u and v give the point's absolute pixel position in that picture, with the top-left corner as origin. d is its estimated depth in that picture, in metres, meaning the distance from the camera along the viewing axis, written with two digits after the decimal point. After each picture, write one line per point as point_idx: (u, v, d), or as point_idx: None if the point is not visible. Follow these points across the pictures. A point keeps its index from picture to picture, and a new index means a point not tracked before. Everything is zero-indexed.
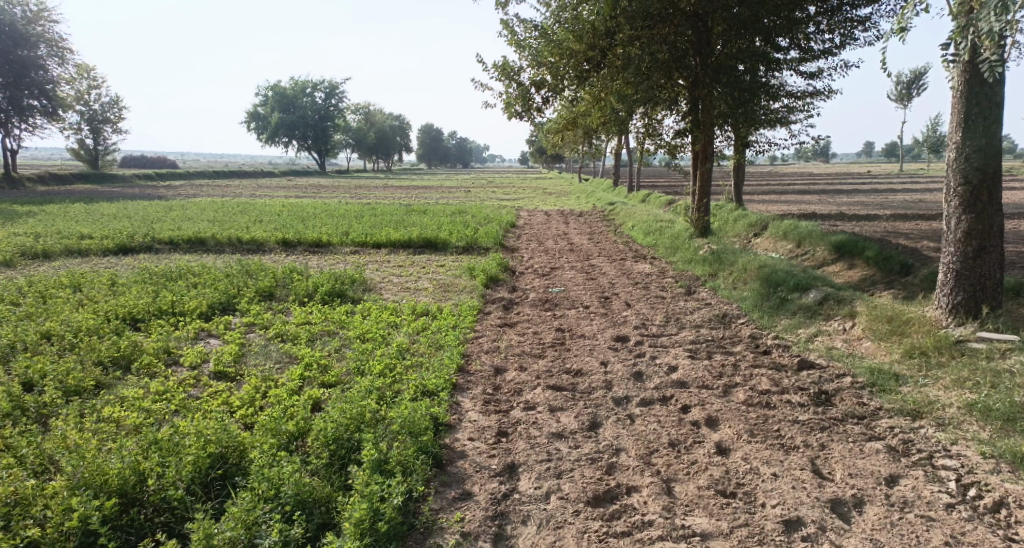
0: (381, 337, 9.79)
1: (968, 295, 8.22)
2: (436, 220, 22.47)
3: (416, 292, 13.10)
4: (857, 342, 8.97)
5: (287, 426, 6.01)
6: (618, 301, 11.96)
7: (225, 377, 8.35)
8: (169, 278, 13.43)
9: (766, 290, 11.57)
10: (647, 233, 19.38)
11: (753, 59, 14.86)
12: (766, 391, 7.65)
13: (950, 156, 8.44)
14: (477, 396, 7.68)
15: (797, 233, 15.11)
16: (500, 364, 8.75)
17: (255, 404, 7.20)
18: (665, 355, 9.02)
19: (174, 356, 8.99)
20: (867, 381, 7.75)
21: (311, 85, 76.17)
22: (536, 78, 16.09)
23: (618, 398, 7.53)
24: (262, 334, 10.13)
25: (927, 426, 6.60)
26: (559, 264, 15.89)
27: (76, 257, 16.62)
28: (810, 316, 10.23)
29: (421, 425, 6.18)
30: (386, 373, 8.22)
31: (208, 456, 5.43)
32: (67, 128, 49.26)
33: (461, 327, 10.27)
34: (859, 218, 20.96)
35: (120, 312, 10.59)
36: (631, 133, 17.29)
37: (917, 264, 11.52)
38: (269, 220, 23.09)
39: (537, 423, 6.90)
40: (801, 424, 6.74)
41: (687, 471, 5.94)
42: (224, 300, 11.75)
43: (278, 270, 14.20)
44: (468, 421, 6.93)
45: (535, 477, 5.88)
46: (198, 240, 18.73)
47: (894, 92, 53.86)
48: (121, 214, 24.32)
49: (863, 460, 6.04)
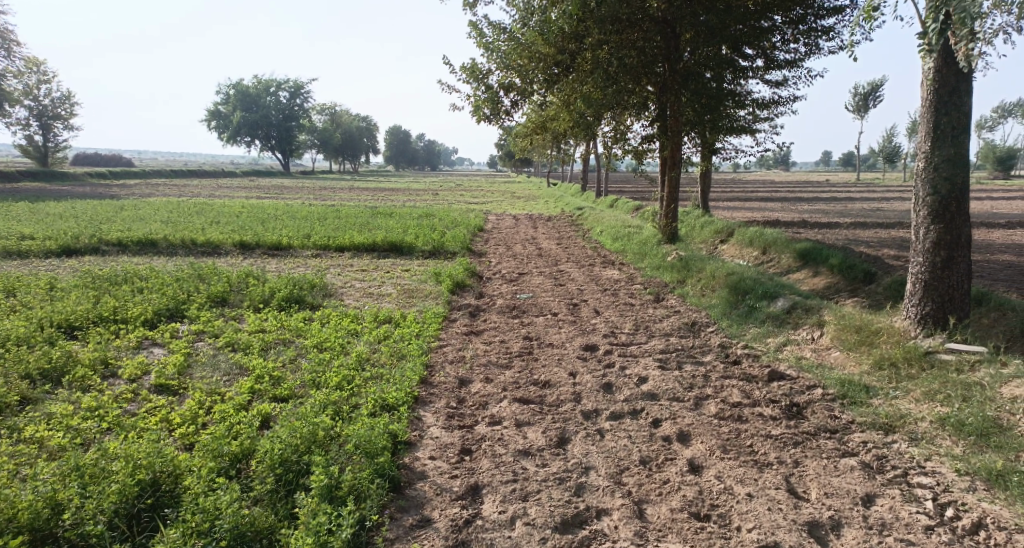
0: (340, 346, 9.38)
1: (936, 305, 8.08)
2: (401, 223, 22.04)
3: (378, 297, 12.68)
4: (826, 351, 8.82)
5: (230, 448, 5.64)
6: (586, 309, 11.71)
7: (167, 391, 7.97)
8: (114, 282, 12.80)
9: (735, 298, 11.43)
10: (615, 238, 19.23)
11: (720, 65, 14.76)
12: (738, 404, 7.44)
13: (919, 166, 8.36)
14: (440, 410, 7.34)
15: (763, 239, 15.05)
16: (464, 375, 8.41)
17: (197, 421, 6.85)
18: (635, 365, 8.78)
19: (112, 367, 8.61)
20: (838, 392, 7.58)
21: (275, 84, 74.87)
22: (504, 80, 15.79)
23: (587, 412, 7.25)
24: (212, 342, 9.68)
25: (900, 441, 6.44)
26: (527, 270, 15.60)
27: (16, 259, 15.84)
28: (779, 325, 10.08)
29: (378, 445, 5.84)
30: (343, 386, 7.83)
31: (136, 483, 5.04)
32: (15, 123, 47.54)
33: (424, 335, 9.91)
34: (820, 225, 21.11)
35: (56, 319, 10.08)
36: (599, 139, 17.11)
37: (880, 272, 11.49)
38: (226, 221, 22.43)
39: (502, 439, 6.59)
40: (774, 439, 6.54)
41: (659, 491, 5.69)
42: (172, 306, 11.22)
43: (232, 274, 13.65)
44: (429, 438, 6.58)
45: (499, 501, 5.56)
46: (149, 242, 18.02)
47: (851, 102, 54.86)
48: (69, 214, 23.38)
49: (838, 478, 5.85)
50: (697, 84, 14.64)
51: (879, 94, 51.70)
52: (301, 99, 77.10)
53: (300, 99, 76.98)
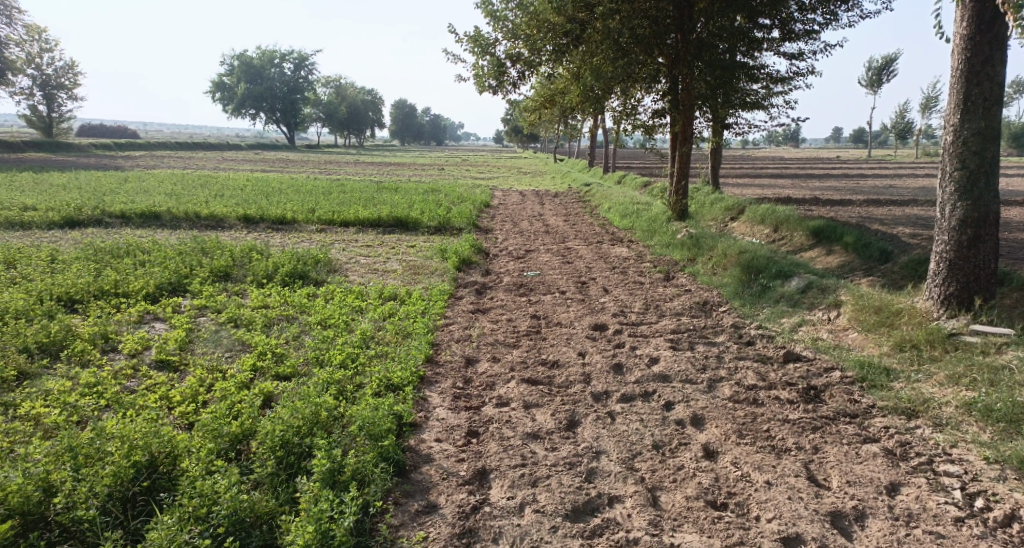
0: (345, 323, 9.18)
1: (961, 286, 7.78)
2: (407, 198, 21.72)
3: (383, 273, 12.46)
4: (843, 333, 8.57)
5: (230, 428, 5.45)
6: (595, 287, 11.46)
7: (168, 367, 7.80)
8: (115, 255, 12.60)
9: (747, 277, 11.16)
10: (624, 215, 18.90)
11: (735, 37, 14.32)
12: (753, 386, 7.21)
13: (947, 140, 8.02)
14: (446, 390, 7.14)
15: (775, 217, 14.71)
16: (471, 354, 8.21)
17: (197, 400, 6.68)
18: (645, 345, 8.55)
19: (113, 342, 8.47)
20: (857, 375, 7.34)
21: (280, 56, 74.04)
22: (511, 51, 15.45)
23: (597, 394, 7.05)
24: (214, 318, 9.50)
25: (924, 427, 6.20)
26: (534, 247, 15.33)
27: (18, 230, 15.69)
28: (793, 305, 9.83)
29: (382, 427, 5.65)
30: (347, 364, 7.67)
31: (132, 465, 4.85)
32: (18, 93, 47.20)
33: (431, 313, 9.70)
34: (832, 203, 20.73)
35: (55, 292, 9.91)
36: (609, 113, 16.74)
37: (897, 252, 11.20)
38: (230, 194, 22.13)
39: (510, 422, 6.40)
40: (791, 424, 6.32)
41: (674, 478, 5.49)
42: (174, 281, 11.04)
43: (235, 248, 13.42)
44: (436, 420, 6.41)
45: (507, 486, 5.37)
46: (152, 215, 17.80)
47: (863, 78, 53.93)
48: (72, 185, 23.14)
49: (860, 465, 5.63)
50: (711, 56, 14.19)
51: (894, 68, 50.61)
52: (306, 72, 76.28)
53: (305, 72, 76.20)
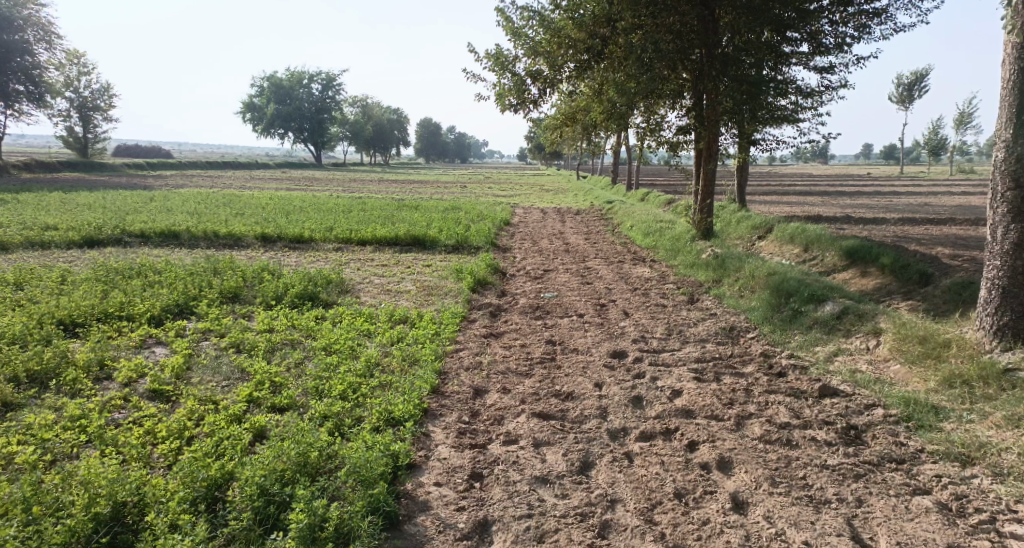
0: (350, 348, 8.71)
1: (1017, 316, 7.05)
2: (426, 217, 21.34)
3: (396, 295, 12.00)
4: (884, 364, 7.90)
5: (207, 473, 5.04)
6: (615, 310, 10.88)
7: (161, 397, 7.37)
8: (126, 275, 12.33)
9: (778, 301, 10.50)
10: (647, 234, 18.30)
11: (763, 51, 13.76)
12: (786, 425, 6.57)
13: (998, 157, 7.39)
14: (451, 425, 6.61)
15: (805, 236, 14.03)
16: (480, 384, 7.67)
17: (183, 435, 6.22)
18: (667, 376, 7.95)
19: (108, 369, 8.08)
20: (901, 414, 6.68)
21: (308, 76, 74.83)
22: (531, 67, 14.92)
23: (614, 431, 6.47)
24: (216, 343, 9.09)
25: (982, 477, 5.53)
26: (553, 267, 14.80)
27: (36, 250, 15.57)
28: (828, 332, 9.16)
29: (375, 473, 5.21)
30: (347, 395, 7.19)
31: (91, 519, 4.57)
32: (55, 114, 48.19)
33: (441, 337, 9.19)
34: (864, 221, 19.94)
35: (58, 315, 9.61)
36: (632, 130, 16.24)
37: (938, 274, 10.50)
38: (251, 213, 21.96)
39: (517, 463, 5.86)
40: (830, 470, 5.69)
41: (698, 534, 4.95)
42: (180, 302, 10.69)
43: (248, 268, 13.08)
44: (437, 460, 5.89)
45: (511, 541, 4.92)
46: (171, 234, 17.62)
47: (894, 93, 52.75)
48: (97, 204, 23.17)
49: (912, 523, 5.04)
50: (737, 71, 13.66)
51: (926, 83, 49.50)
52: (333, 91, 76.90)
53: (332, 91, 76.85)
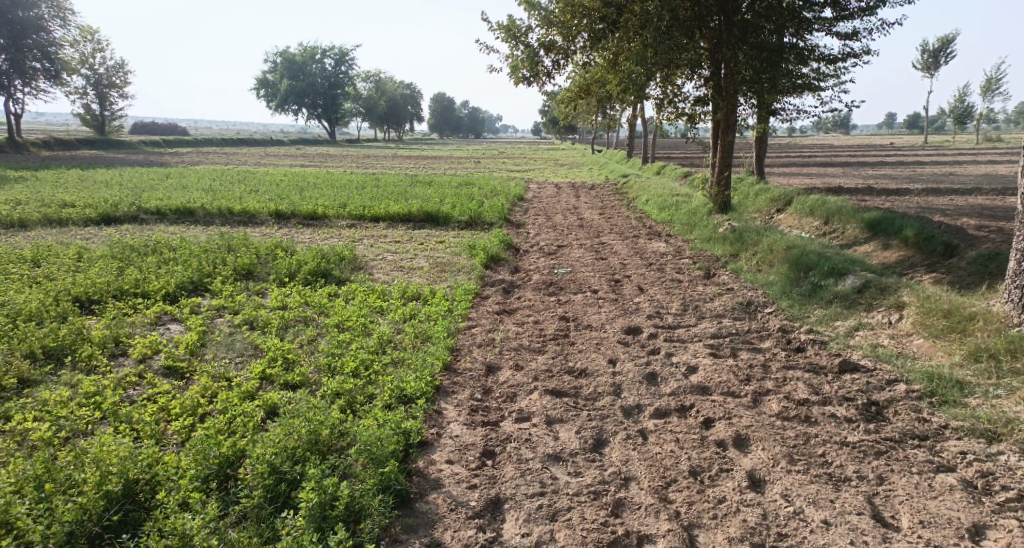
0: (363, 325, 8.65)
1: None
2: (440, 192, 21.19)
3: (409, 271, 11.92)
4: (907, 339, 7.74)
5: (219, 451, 5.02)
6: (630, 286, 10.74)
7: (175, 374, 7.32)
8: (141, 252, 12.33)
9: (796, 275, 10.31)
10: (662, 208, 18.06)
11: (783, 17, 13.38)
12: (804, 401, 6.44)
13: None
14: (463, 402, 6.55)
15: (825, 209, 13.75)
16: (492, 361, 7.59)
17: (197, 412, 6.18)
18: (683, 352, 7.84)
19: (124, 345, 8.05)
20: (924, 390, 6.53)
21: (321, 51, 74.35)
22: (545, 38, 14.62)
23: (629, 408, 6.38)
24: (230, 320, 9.06)
25: (1009, 454, 5.38)
26: (567, 242, 14.64)
27: (54, 227, 15.64)
28: (848, 306, 8.97)
29: (385, 451, 5.17)
30: (359, 373, 7.14)
31: (103, 497, 4.56)
32: (71, 92, 48.33)
33: (454, 314, 9.12)
34: (886, 193, 19.54)
35: (74, 292, 9.60)
36: (648, 102, 15.95)
37: (963, 246, 10.24)
38: (265, 190, 21.91)
39: (530, 441, 5.80)
40: (850, 447, 5.56)
41: (714, 513, 4.87)
42: (195, 279, 10.67)
43: (262, 245, 13.04)
44: (449, 437, 5.84)
45: (523, 519, 4.87)
46: (186, 211, 17.61)
47: (919, 60, 51.46)
48: (113, 181, 23.22)
49: (935, 501, 4.92)
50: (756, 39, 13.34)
51: (952, 50, 48.23)
52: (347, 67, 76.43)
53: (346, 67, 76.38)
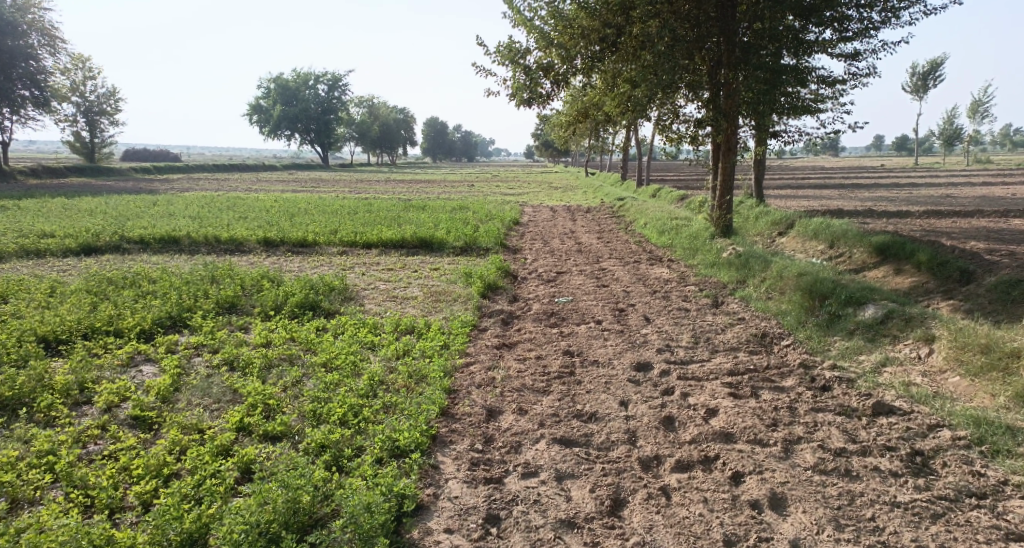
0: (352, 364, 7.95)
1: None
2: (434, 217, 20.57)
3: (403, 302, 11.27)
4: (941, 376, 7.14)
5: (180, 528, 4.53)
6: (636, 316, 10.09)
7: (143, 424, 6.61)
8: (119, 285, 11.63)
9: (811, 304, 9.70)
10: (662, 232, 17.51)
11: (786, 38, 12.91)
12: (842, 451, 5.81)
13: None
14: (462, 455, 5.87)
15: (831, 232, 13.21)
16: (493, 404, 6.92)
17: (161, 472, 5.49)
18: (701, 392, 7.18)
19: (89, 392, 7.34)
20: (972, 436, 5.92)
21: (314, 77, 74.16)
22: (542, 60, 14.09)
23: (647, 460, 5.73)
24: (209, 359, 8.35)
25: None
26: (567, 268, 14.05)
27: (31, 259, 14.93)
28: (871, 339, 8.35)
29: (375, 525, 4.57)
30: (348, 421, 6.44)
31: None
32: (61, 120, 47.78)
33: (450, 350, 8.45)
34: (888, 214, 19.07)
35: (41, 331, 8.88)
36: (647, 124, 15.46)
37: (981, 272, 9.71)
38: (254, 216, 21.24)
39: (539, 503, 5.16)
40: (902, 509, 5.04)
41: None
42: (173, 314, 9.95)
43: (247, 276, 12.36)
44: (449, 500, 5.19)
45: None
46: (170, 240, 16.92)
47: (908, 83, 51.55)
48: (98, 209, 22.51)
49: None
50: (759, 60, 12.90)
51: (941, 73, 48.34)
52: (340, 92, 76.31)
53: (338, 92, 76.19)
